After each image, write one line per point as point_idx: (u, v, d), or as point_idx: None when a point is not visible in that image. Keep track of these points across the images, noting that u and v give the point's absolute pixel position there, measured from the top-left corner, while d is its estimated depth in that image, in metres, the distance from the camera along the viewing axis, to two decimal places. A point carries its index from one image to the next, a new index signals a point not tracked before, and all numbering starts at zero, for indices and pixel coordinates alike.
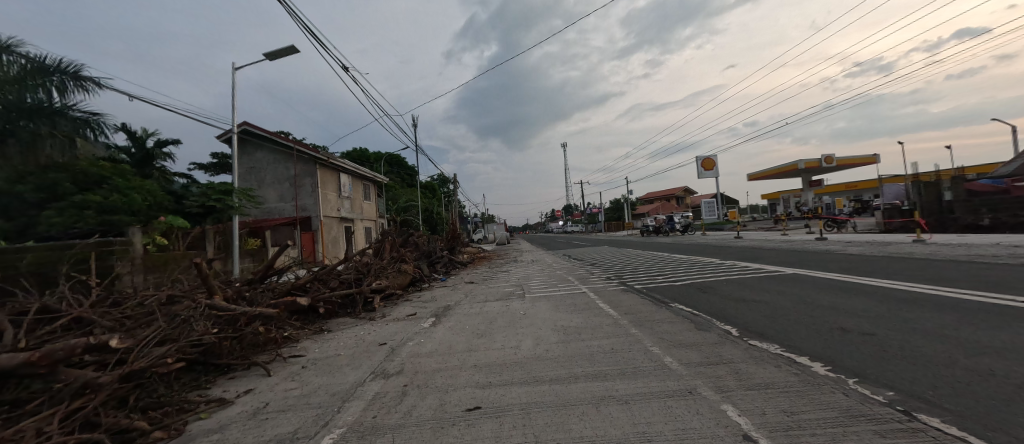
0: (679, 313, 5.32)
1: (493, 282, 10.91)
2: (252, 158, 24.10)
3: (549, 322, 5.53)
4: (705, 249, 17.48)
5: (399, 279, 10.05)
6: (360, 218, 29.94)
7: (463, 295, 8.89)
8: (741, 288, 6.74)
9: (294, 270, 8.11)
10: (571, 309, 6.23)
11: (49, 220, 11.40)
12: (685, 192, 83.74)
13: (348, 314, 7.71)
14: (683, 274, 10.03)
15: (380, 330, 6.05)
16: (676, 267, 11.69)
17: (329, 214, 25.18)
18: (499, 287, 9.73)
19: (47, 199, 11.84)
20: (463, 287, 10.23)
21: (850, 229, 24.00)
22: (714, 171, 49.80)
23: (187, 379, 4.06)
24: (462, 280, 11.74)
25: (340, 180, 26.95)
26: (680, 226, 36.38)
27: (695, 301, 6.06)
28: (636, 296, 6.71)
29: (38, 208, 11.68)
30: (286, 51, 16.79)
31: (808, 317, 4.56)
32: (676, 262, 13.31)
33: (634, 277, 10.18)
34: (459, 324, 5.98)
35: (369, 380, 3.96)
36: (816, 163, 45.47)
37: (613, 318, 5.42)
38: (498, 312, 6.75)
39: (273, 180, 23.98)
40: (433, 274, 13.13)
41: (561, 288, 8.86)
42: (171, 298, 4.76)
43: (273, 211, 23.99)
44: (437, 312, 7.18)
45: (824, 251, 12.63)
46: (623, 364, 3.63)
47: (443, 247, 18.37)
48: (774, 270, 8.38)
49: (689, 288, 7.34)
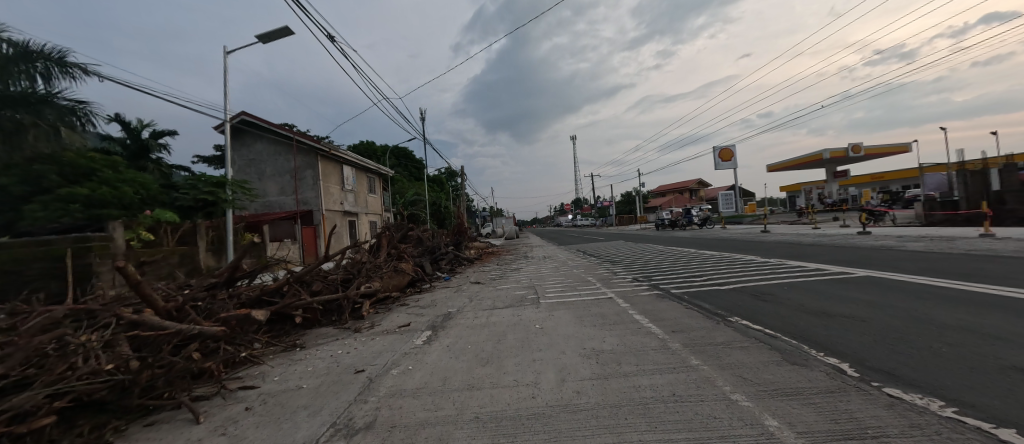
0: (748, 333, 4.01)
1: (502, 283, 9.66)
2: (251, 149, 23.17)
3: (574, 342, 4.26)
4: (734, 245, 15.98)
5: (397, 279, 8.91)
6: (365, 212, 28.99)
7: (466, 299, 7.67)
8: (810, 296, 5.40)
9: (271, 271, 7.00)
10: (599, 323, 4.99)
11: (32, 215, 10.69)
12: (700, 184, 81.33)
13: (332, 322, 6.57)
14: (722, 273, 8.67)
15: (361, 349, 4.86)
16: (709, 266, 10.35)
17: (332, 208, 24.27)
18: (508, 289, 8.49)
19: (33, 193, 11.12)
20: (469, 289, 9.02)
21: (888, 222, 22.18)
22: (732, 162, 47.67)
23: (80, 432, 2.90)
24: (467, 280, 10.55)
25: (343, 172, 25.94)
26: (698, 219, 34.67)
27: (758, 314, 4.75)
28: (678, 306, 5.41)
29: (24, 201, 10.94)
30: (282, 32, 15.68)
31: (948, 348, 3.22)
32: (705, 260, 11.91)
33: (664, 277, 8.88)
34: (458, 342, 4.75)
35: (325, 438, 2.75)
36: (842, 152, 43.05)
37: (657, 337, 4.17)
38: (507, 323, 5.52)
39: (273, 173, 23.07)
40: (437, 273, 11.98)
41: (580, 291, 7.58)
42: (82, 316, 3.65)
43: (273, 204, 23.10)
44: (435, 323, 5.97)
45: (878, 247, 11.11)
46: (705, 430, 2.34)
47: (448, 243, 17.22)
48: (839, 272, 6.96)
49: (740, 294, 6.03)
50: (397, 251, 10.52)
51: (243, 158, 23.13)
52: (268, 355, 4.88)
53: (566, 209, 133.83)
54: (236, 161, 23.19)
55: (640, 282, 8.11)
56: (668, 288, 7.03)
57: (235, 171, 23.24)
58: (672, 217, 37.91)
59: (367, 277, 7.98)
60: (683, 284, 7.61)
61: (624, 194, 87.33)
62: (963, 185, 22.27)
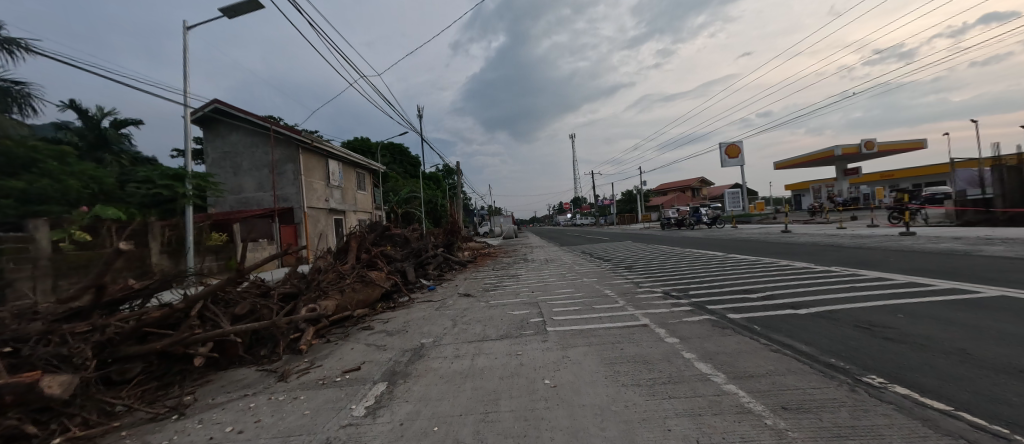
0: (941, 428, 2.17)
1: (498, 295, 7.81)
2: (225, 141, 21.14)
3: (619, 435, 2.38)
4: (761, 247, 14.12)
5: (364, 293, 7.03)
6: (353, 210, 27.09)
7: (448, 322, 5.79)
8: (963, 333, 3.53)
9: (180, 287, 5.13)
10: (647, 381, 3.13)
11: None
12: (701, 183, 79.59)
13: (257, 359, 4.72)
14: (771, 282, 6.87)
15: (266, 426, 2.99)
16: (745, 271, 8.57)
17: (315, 205, 22.40)
18: (504, 306, 6.62)
19: None
20: (454, 305, 7.16)
21: (919, 222, 20.43)
22: (739, 159, 45.90)
23: None
24: (454, 291, 8.69)
25: (329, 166, 24.00)
26: (707, 218, 32.88)
27: (914, 372, 2.89)
28: (759, 350, 3.56)
29: None
30: (250, 6, 13.74)
31: None
32: (738, 265, 10.06)
33: (697, 288, 7.08)
34: (418, 418, 2.88)
35: None
36: (855, 149, 41.36)
37: (770, 429, 2.28)
38: (501, 372, 3.66)
39: (249, 166, 21.12)
40: (420, 281, 10.10)
41: (598, 312, 5.72)
42: None
43: (250, 201, 21.13)
44: (397, 365, 4.12)
45: (949, 252, 9.28)
46: None
47: (437, 244, 15.35)
48: (952, 289, 5.13)
49: (837, 324, 4.16)
50: (370, 258, 8.67)
51: (217, 150, 21.12)
52: (113, 437, 3.04)
53: (565, 209, 132.08)
54: (210, 153, 21.17)
55: (673, 297, 6.28)
56: (717, 310, 5.18)
57: (208, 165, 21.25)
58: (679, 216, 36.20)
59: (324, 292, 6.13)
60: (732, 300, 5.78)
61: (624, 193, 85.52)
62: (997, 182, 20.42)
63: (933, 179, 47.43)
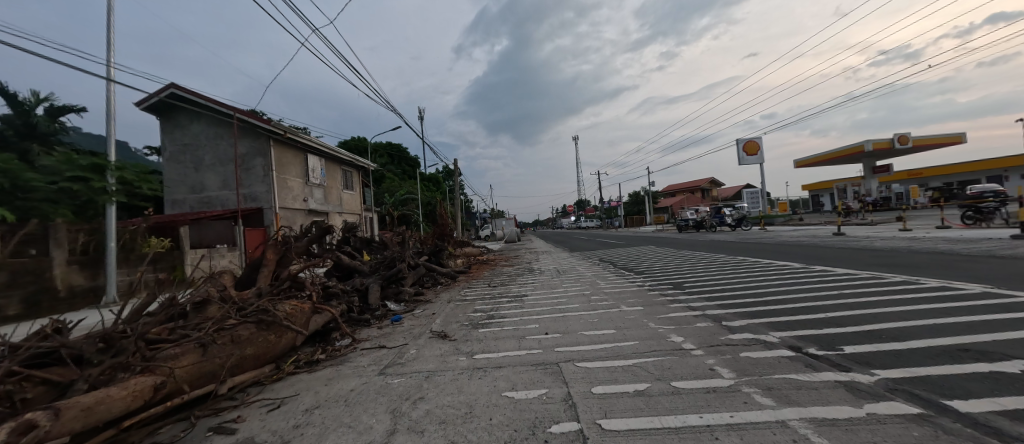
0: None
1: (490, 338, 4.81)
2: (185, 132, 18.32)
3: None
4: (832, 253, 11.06)
5: (259, 345, 4.03)
6: (337, 211, 24.26)
7: (383, 426, 2.78)
8: None
9: None
10: None
11: None
12: (711, 183, 76.56)
13: None
14: (981, 325, 3.74)
15: None
16: (874, 292, 5.43)
17: (290, 205, 19.60)
18: (498, 373, 3.61)
19: None
20: (413, 362, 4.15)
21: (998, 221, 17.14)
22: (759, 156, 42.68)
23: None
24: (422, 327, 5.69)
25: (307, 162, 21.09)
26: (730, 220, 29.85)
27: None
28: None
29: None
30: None
31: None
32: (835, 277, 6.98)
33: (839, 329, 3.95)
34: None
35: None
36: (888, 143, 37.97)
37: None
38: None
39: (212, 161, 18.32)
40: (382, 308, 7.14)
41: (692, 404, 2.67)
42: None
43: (213, 201, 18.34)
44: None
45: None
46: None
47: (422, 251, 12.43)
48: None
49: None
50: (303, 278, 5.65)
51: (176, 142, 18.36)
52: None
53: (569, 212, 129.16)
54: (169, 146, 18.42)
55: (832, 361, 3.17)
56: (1016, 428, 2.09)
57: (167, 160, 18.47)
58: (697, 218, 33.14)
59: (147, 359, 3.11)
60: (986, 382, 2.66)
61: (631, 195, 82.52)
62: None
63: (969, 177, 43.81)
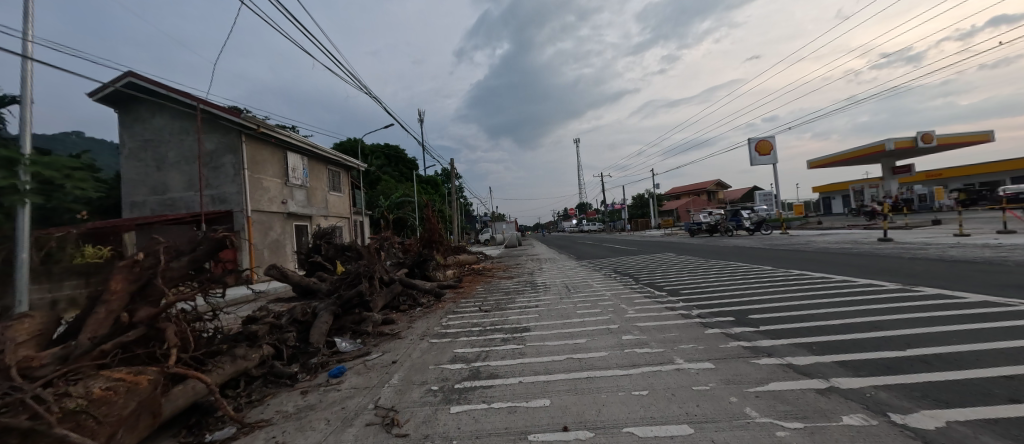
0: None
1: (464, 434, 2.74)
2: (147, 126, 16.38)
3: None
4: (907, 265, 8.89)
5: None
6: (322, 214, 22.25)
7: None
8: None
9: None
10: None
11: None
12: (719, 185, 74.33)
13: None
14: None
15: None
16: None
17: (265, 207, 17.60)
18: None
19: None
20: None
21: None
22: (773, 156, 40.46)
23: None
24: (366, 395, 3.61)
25: (286, 161, 19.08)
26: (749, 224, 27.64)
27: None
28: None
29: None
30: None
31: None
32: (972, 305, 4.81)
33: None
34: None
35: None
36: (910, 143, 35.77)
37: None
38: None
39: (176, 159, 16.36)
40: (323, 351, 5.00)
41: None
42: None
43: (178, 203, 16.39)
44: None
45: None
46: None
47: (404, 262, 10.37)
48: None
49: None
50: (179, 318, 3.58)
51: (137, 138, 16.42)
52: None
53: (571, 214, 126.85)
54: (129, 143, 16.49)
55: None
56: None
57: (127, 158, 16.52)
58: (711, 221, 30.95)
59: None
60: None
61: (636, 198, 80.30)
62: None
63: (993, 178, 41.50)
